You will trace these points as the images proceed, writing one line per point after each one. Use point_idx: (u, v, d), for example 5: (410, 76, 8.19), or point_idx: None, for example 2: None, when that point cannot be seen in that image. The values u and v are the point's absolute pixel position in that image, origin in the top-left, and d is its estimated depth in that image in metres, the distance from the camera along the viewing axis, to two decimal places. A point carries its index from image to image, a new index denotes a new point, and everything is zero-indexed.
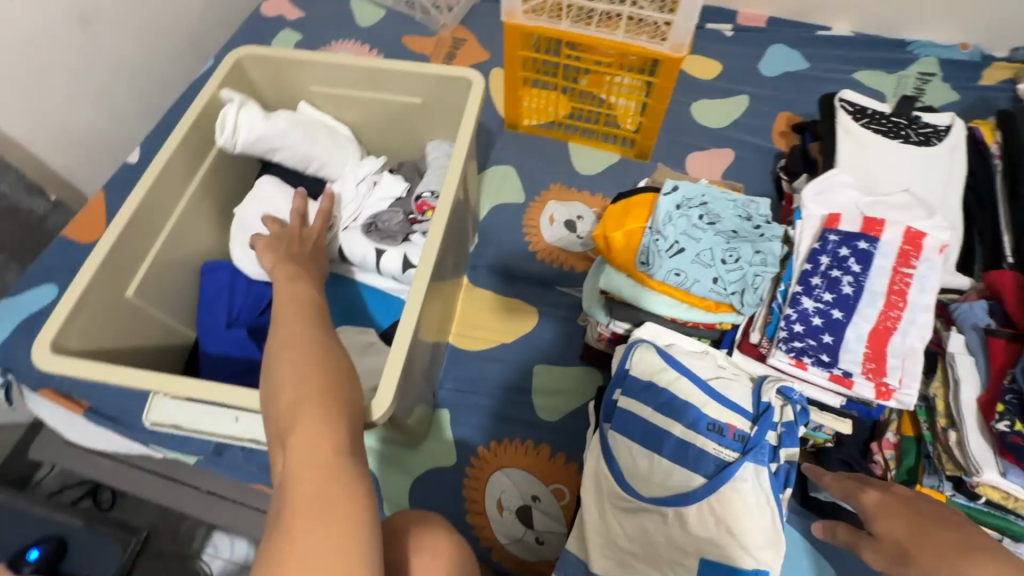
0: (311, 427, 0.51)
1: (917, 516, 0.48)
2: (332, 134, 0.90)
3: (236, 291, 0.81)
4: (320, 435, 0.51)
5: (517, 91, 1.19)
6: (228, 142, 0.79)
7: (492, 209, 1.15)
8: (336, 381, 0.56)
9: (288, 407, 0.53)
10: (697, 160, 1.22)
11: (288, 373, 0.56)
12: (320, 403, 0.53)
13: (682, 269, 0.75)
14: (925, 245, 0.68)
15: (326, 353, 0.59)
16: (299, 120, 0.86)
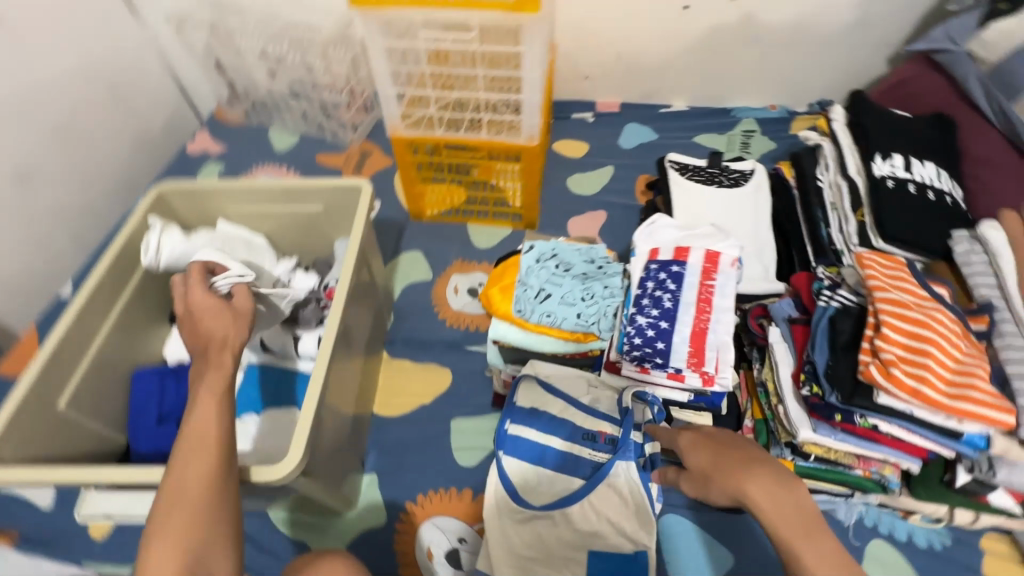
0: (175, 534, 0.52)
1: (716, 448, 0.68)
2: (248, 245, 1.04)
3: (166, 391, 0.89)
4: (178, 546, 0.52)
5: (416, 188, 1.39)
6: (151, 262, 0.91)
7: (404, 289, 1.29)
8: (221, 470, 0.57)
9: (166, 492, 0.55)
10: (576, 223, 1.43)
11: (184, 458, 0.57)
12: (198, 498, 0.55)
13: (552, 311, 0.89)
14: (721, 261, 0.88)
15: (218, 438, 0.58)
16: (217, 236, 1.00)
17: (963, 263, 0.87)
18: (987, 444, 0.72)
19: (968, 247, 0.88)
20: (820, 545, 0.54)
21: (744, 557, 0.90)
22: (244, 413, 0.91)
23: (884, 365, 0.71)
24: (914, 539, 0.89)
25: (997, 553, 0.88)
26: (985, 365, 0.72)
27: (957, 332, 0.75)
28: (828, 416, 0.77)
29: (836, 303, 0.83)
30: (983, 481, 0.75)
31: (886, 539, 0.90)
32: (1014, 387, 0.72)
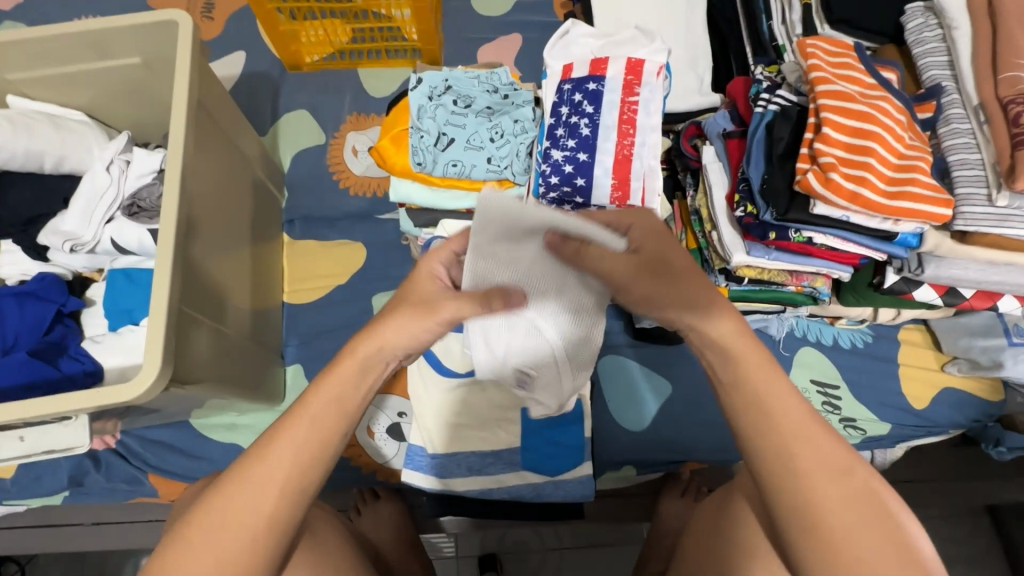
0: (261, 489, 0.48)
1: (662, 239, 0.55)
2: (57, 122, 0.82)
3: (6, 318, 0.75)
4: (265, 494, 0.48)
5: (281, 30, 1.10)
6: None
7: (293, 158, 1.09)
8: (304, 484, 0.49)
9: (250, 466, 0.49)
10: (487, 53, 1.20)
11: (302, 419, 0.51)
12: (284, 467, 0.49)
13: (458, 159, 0.77)
14: (645, 70, 0.74)
15: (328, 438, 0.51)
16: (10, 117, 0.79)
17: (915, 42, 0.76)
18: (919, 243, 0.68)
19: (921, 21, 0.76)
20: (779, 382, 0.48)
21: (681, 385, 0.91)
22: (120, 325, 0.80)
23: (823, 170, 0.63)
24: (839, 342, 0.92)
25: (913, 343, 0.92)
26: (927, 156, 0.65)
27: (903, 123, 0.66)
28: (762, 235, 0.71)
29: (774, 106, 0.72)
30: (910, 279, 0.73)
31: (814, 346, 0.92)
32: (953, 176, 0.66)
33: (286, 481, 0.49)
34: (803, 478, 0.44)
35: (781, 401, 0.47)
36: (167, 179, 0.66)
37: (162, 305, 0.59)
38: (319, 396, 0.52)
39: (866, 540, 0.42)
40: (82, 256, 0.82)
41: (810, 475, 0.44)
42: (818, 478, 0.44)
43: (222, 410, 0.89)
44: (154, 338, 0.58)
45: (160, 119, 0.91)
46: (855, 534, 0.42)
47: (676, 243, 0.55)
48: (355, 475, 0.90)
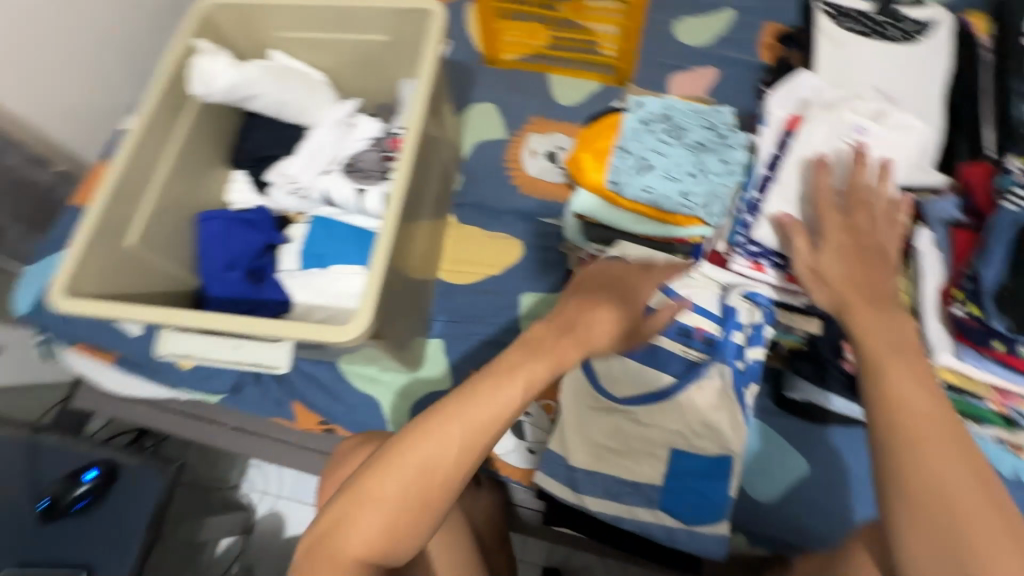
0: (441, 428, 0.53)
1: (858, 258, 0.63)
2: (309, 81, 0.92)
3: (232, 238, 0.86)
4: (444, 440, 0.53)
5: (494, 24, 1.18)
6: (218, 82, 0.81)
7: (474, 147, 1.16)
8: (479, 436, 0.54)
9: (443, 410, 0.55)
10: (680, 80, 1.19)
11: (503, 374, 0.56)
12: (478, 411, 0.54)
13: (651, 188, 0.77)
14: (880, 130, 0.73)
15: (517, 390, 0.55)
16: (273, 68, 0.88)
17: None
18: None
19: None
20: (913, 368, 0.53)
21: (823, 471, 0.84)
22: (310, 266, 0.86)
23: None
24: None
25: None
26: None
27: None
28: (981, 341, 0.66)
29: None
30: None
31: None
32: None
33: (462, 433, 0.53)
34: (928, 453, 0.47)
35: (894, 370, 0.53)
36: (403, 156, 0.74)
37: (377, 274, 0.67)
38: (524, 357, 0.57)
39: (979, 516, 0.45)
40: (295, 198, 0.91)
41: (934, 449, 0.47)
42: (929, 447, 0.47)
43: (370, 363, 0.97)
44: (366, 297, 0.66)
45: (381, 94, 0.99)
46: (961, 501, 0.45)
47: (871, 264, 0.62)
48: None
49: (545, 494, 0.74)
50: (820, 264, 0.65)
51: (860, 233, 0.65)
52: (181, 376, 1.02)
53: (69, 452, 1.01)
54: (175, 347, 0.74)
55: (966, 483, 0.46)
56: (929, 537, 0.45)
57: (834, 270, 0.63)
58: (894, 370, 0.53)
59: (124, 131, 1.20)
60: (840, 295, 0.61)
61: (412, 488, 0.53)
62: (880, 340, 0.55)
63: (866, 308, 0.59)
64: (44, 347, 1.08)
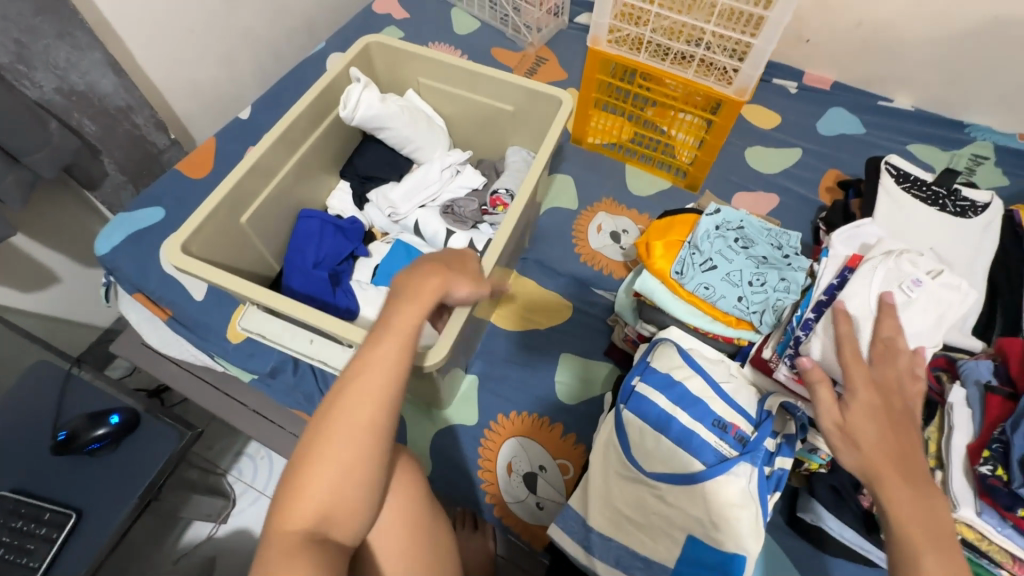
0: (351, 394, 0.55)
1: (890, 422, 0.62)
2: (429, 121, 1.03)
3: (324, 238, 0.94)
4: (357, 404, 0.54)
5: (588, 110, 1.32)
6: (368, 104, 0.91)
7: (546, 210, 1.26)
8: (391, 386, 0.56)
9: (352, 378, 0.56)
10: (744, 199, 1.30)
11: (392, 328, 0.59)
12: (383, 364, 0.56)
13: (711, 284, 0.84)
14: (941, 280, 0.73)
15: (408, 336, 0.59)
16: (407, 106, 0.97)
17: None
18: None
19: None
20: (949, 561, 0.53)
21: None
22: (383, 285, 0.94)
23: None
24: None
25: None
26: None
27: None
28: (1005, 505, 0.67)
29: None
30: None
31: None
32: None
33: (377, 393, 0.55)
34: None
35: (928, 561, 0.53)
36: (507, 219, 0.86)
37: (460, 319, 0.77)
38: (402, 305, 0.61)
39: None
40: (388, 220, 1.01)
41: None
42: None
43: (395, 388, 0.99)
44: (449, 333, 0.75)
45: (484, 146, 1.11)
46: None
47: (899, 428, 0.62)
48: (475, 495, 0.94)
49: (555, 548, 0.77)
50: (848, 423, 0.63)
51: (886, 390, 0.65)
52: (225, 348, 1.06)
53: (96, 392, 1.03)
54: (253, 326, 0.77)
55: None
56: None
57: (866, 433, 0.62)
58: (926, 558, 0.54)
59: (240, 118, 1.32)
60: (870, 462, 0.60)
61: (344, 448, 0.53)
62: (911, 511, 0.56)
63: (906, 490, 0.58)
64: (107, 289, 1.14)
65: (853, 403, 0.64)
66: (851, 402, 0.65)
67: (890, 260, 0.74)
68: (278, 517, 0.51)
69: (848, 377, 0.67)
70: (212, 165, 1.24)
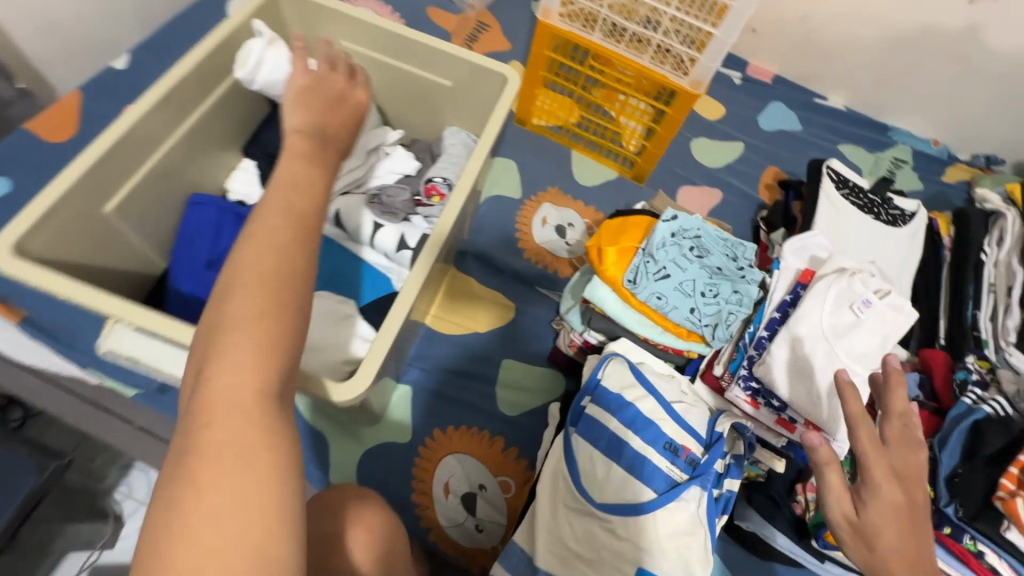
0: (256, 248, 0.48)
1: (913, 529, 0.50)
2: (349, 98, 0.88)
3: (222, 231, 0.77)
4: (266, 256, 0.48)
5: (534, 89, 1.21)
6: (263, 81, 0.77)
7: (488, 199, 1.15)
8: (298, 236, 0.51)
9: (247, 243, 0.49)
10: (688, 193, 1.27)
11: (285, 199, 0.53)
12: (284, 225, 0.51)
13: (664, 294, 0.80)
14: (888, 302, 0.73)
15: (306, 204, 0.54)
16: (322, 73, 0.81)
17: None
18: None
19: None
20: None
21: None
22: None
23: None
24: None
25: None
26: None
27: None
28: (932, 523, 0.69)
29: (987, 409, 0.72)
30: None
31: None
32: None
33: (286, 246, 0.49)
34: None
35: None
36: (446, 210, 0.72)
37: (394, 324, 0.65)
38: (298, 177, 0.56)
39: None
40: None
41: None
42: None
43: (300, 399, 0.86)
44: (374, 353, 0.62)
45: (418, 127, 0.97)
46: None
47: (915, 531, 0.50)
48: (409, 520, 0.86)
49: None
50: (866, 525, 0.50)
51: (909, 483, 0.52)
52: (99, 357, 0.88)
53: None
54: (123, 348, 0.61)
55: None
56: None
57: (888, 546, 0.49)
58: None
59: (113, 69, 1.07)
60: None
61: (257, 299, 0.46)
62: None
63: None
64: None
65: (882, 502, 0.50)
66: (880, 502, 0.50)
67: (842, 282, 0.73)
68: (198, 401, 0.42)
69: (867, 465, 0.52)
70: (77, 127, 1.01)
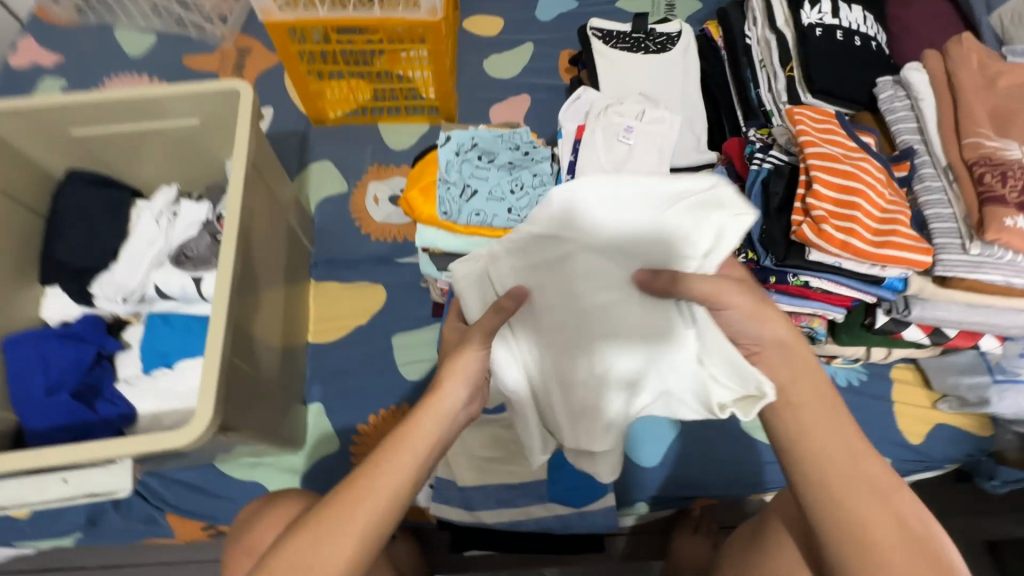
0: (348, 512, 0.53)
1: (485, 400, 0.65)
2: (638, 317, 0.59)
3: (50, 360, 0.77)
4: (345, 524, 0.52)
5: (311, 87, 1.19)
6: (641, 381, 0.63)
7: (317, 206, 1.16)
8: (379, 517, 0.53)
9: (351, 487, 0.54)
10: (499, 111, 1.31)
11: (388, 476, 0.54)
12: (375, 503, 0.53)
13: (480, 209, 0.83)
14: (648, 117, 0.82)
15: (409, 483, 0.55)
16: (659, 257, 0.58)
17: (887, 110, 0.86)
18: (905, 286, 0.75)
19: (892, 92, 0.87)
20: (843, 432, 0.53)
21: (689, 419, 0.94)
22: (154, 367, 0.82)
23: (815, 223, 0.70)
24: (836, 380, 0.98)
25: (904, 380, 0.98)
26: (906, 211, 0.73)
27: (882, 181, 0.74)
28: (762, 279, 0.78)
29: (768, 165, 0.80)
30: (899, 319, 0.80)
31: None
32: (931, 229, 0.74)
33: (368, 514, 0.53)
34: (854, 503, 0.51)
35: (826, 426, 0.54)
36: (225, 244, 0.73)
37: (215, 357, 0.65)
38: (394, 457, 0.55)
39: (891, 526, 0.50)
40: (127, 304, 0.86)
41: (858, 496, 0.51)
42: (858, 482, 0.52)
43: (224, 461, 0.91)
44: (206, 388, 0.63)
45: (205, 173, 0.98)
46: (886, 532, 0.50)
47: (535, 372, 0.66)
48: None
49: (445, 522, 0.76)
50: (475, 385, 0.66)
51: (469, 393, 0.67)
52: (16, 526, 0.87)
53: None
54: None
55: (880, 517, 0.50)
56: (852, 552, 0.50)
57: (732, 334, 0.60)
58: (828, 437, 0.53)
59: None
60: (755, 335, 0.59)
61: (318, 556, 0.51)
62: (874, 508, 0.51)
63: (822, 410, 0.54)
64: None
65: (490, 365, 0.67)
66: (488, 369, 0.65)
67: (603, 125, 0.81)
68: None
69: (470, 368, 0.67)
70: None
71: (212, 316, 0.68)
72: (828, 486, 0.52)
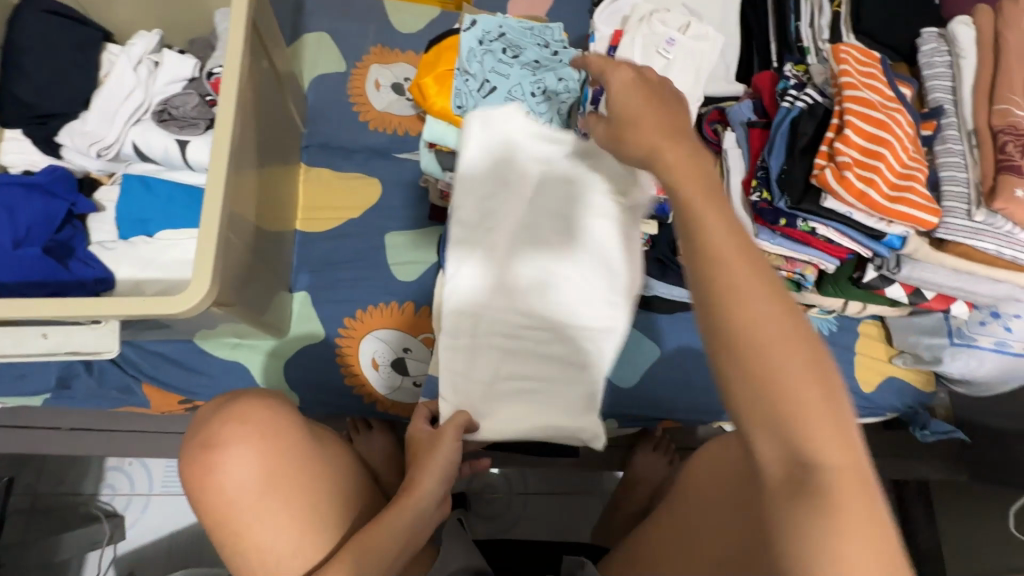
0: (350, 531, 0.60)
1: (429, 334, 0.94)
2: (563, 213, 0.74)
3: (17, 210, 0.71)
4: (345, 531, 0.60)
5: None
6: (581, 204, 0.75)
7: (311, 82, 1.06)
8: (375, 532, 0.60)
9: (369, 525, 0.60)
10: (519, 5, 1.20)
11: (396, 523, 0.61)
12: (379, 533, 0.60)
13: (497, 108, 0.77)
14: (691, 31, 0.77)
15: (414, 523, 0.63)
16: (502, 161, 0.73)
17: (926, 64, 0.83)
18: (901, 245, 0.77)
19: (935, 46, 0.84)
20: (771, 298, 0.42)
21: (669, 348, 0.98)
22: (133, 235, 0.76)
23: (838, 169, 0.70)
24: None
25: (870, 335, 1.04)
26: (924, 169, 0.74)
27: (909, 137, 0.74)
28: (772, 221, 0.78)
29: (800, 104, 0.77)
30: (886, 275, 0.83)
31: None
32: (941, 191, 0.75)
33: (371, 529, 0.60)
34: (766, 367, 0.41)
35: (745, 275, 0.43)
36: (223, 108, 0.66)
37: (213, 229, 0.61)
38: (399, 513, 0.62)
39: (811, 398, 0.40)
40: (101, 161, 0.79)
41: (773, 356, 0.40)
42: (776, 353, 0.41)
43: (203, 339, 0.89)
44: (202, 258, 0.60)
45: (189, 23, 0.87)
46: (804, 409, 0.40)
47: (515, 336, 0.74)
48: (354, 403, 0.92)
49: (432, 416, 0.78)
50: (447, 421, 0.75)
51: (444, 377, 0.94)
52: None
53: None
54: None
55: (806, 391, 0.40)
56: (761, 431, 0.41)
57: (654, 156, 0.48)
58: (745, 305, 0.42)
59: None
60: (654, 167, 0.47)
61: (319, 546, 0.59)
62: (795, 377, 0.40)
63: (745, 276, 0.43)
64: None
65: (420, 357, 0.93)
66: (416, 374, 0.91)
67: (644, 33, 0.76)
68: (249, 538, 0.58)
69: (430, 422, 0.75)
70: None
71: (208, 186, 0.63)
72: (780, 393, 0.40)
